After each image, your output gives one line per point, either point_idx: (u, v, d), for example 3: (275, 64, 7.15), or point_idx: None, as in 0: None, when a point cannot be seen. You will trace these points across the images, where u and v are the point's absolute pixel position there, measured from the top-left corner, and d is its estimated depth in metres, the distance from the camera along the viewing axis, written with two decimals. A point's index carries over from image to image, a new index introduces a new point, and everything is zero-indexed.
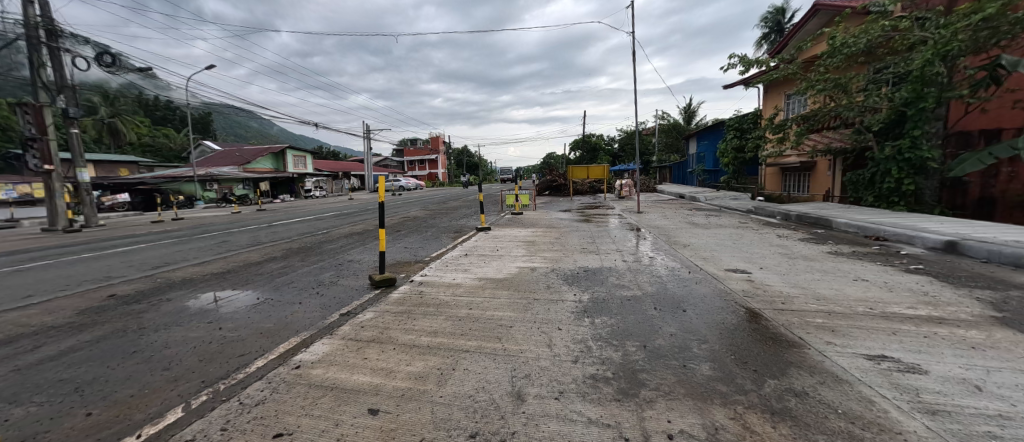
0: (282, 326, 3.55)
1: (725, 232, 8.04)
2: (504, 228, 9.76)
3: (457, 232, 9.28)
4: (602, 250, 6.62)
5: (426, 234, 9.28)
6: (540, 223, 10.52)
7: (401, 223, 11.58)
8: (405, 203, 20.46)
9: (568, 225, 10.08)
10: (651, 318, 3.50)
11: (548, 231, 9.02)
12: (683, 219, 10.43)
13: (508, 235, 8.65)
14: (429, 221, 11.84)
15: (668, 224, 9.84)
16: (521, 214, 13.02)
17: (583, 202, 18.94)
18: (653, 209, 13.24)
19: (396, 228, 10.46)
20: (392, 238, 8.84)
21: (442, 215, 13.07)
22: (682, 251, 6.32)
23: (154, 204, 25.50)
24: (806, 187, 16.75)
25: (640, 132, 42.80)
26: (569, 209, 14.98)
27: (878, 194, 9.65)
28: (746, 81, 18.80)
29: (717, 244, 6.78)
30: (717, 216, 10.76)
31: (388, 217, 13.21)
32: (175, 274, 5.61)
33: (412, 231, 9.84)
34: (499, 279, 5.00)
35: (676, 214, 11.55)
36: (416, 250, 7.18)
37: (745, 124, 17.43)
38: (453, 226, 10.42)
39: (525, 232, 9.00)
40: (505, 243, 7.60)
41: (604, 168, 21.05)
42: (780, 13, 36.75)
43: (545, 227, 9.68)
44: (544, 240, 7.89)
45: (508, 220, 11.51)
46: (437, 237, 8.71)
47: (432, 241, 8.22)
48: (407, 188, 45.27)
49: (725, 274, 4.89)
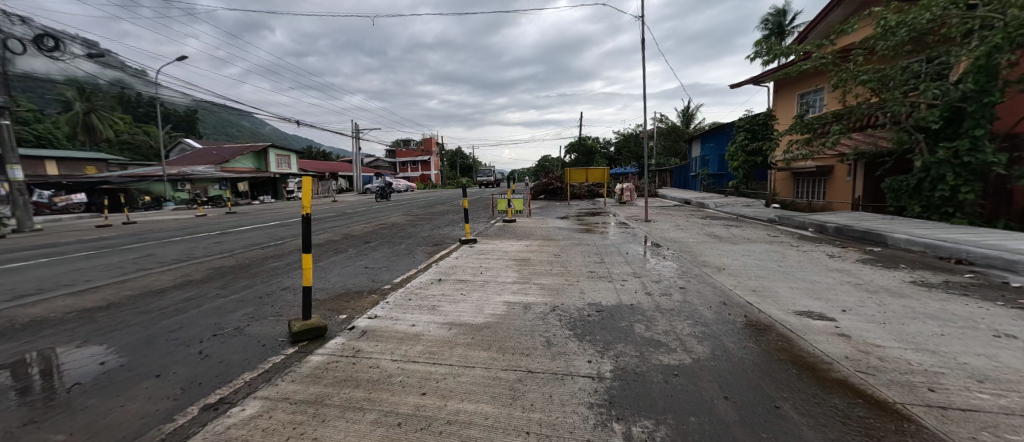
0: (78, 439, 1.99)
1: (759, 249, 6.64)
2: (493, 240, 8.24)
3: (436, 245, 7.76)
4: (614, 274, 5.16)
5: (399, 247, 7.73)
6: (536, 234, 9.03)
7: (375, 231, 10.03)
8: (390, 206, 18.98)
9: (568, 236, 8.62)
10: (732, 427, 1.99)
11: (546, 245, 7.55)
12: (701, 230, 9.01)
13: (498, 250, 7.15)
14: (408, 229, 10.35)
15: (685, 235, 8.41)
16: (513, 222, 11.58)
17: (582, 207, 17.61)
18: (662, 217, 11.84)
19: (366, 238, 8.90)
20: (356, 252, 7.29)
21: (424, 223, 11.59)
22: (721, 278, 4.87)
23: (117, 206, 23.60)
24: (822, 194, 15.57)
25: (638, 135, 41.77)
26: (567, 216, 13.60)
27: (928, 203, 8.30)
28: (757, 80, 17.60)
29: (758, 267, 5.37)
30: (739, 227, 9.39)
31: (363, 223, 11.66)
32: (27, 312, 4.01)
33: (384, 242, 8.28)
34: (478, 327, 3.49)
35: (690, 223, 10.17)
36: (377, 272, 5.63)
37: (756, 124, 16.18)
38: (434, 236, 8.90)
39: (518, 246, 7.51)
40: (492, 262, 6.11)
41: (603, 171, 19.65)
42: (782, 15, 35.95)
43: (542, 239, 8.20)
44: (541, 258, 6.41)
45: (498, 230, 10.00)
46: (410, 252, 7.17)
47: (403, 258, 6.66)
48: (397, 190, 43.76)
49: (799, 321, 3.42)
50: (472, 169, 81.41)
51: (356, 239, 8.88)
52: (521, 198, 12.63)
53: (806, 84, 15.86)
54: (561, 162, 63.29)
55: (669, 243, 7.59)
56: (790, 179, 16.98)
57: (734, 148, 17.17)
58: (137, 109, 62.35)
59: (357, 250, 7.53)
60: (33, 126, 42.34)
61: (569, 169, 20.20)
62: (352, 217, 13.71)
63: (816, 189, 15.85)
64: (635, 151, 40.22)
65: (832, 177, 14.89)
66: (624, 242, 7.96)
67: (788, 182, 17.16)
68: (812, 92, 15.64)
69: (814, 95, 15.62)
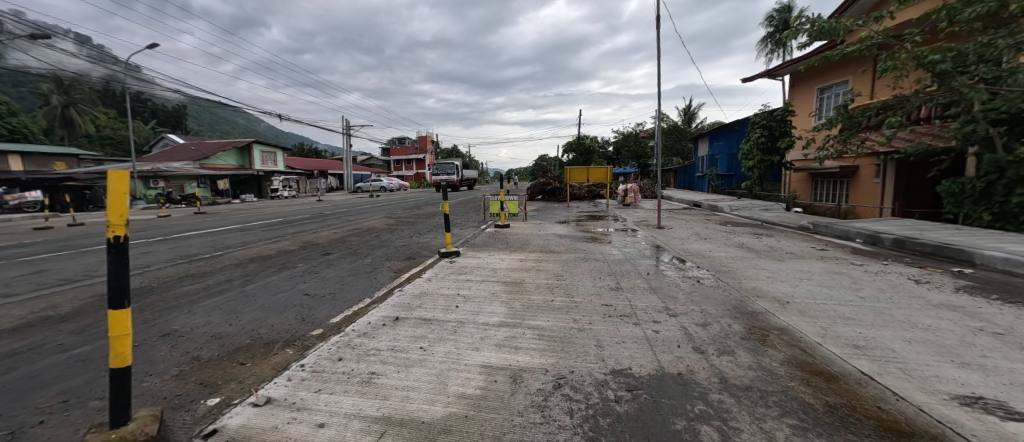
0: None
1: (815, 268, 5.22)
2: (480, 252, 6.78)
3: (409, 259, 6.30)
4: (639, 312, 3.71)
5: (363, 260, 6.27)
6: (532, 244, 7.61)
7: (344, 237, 8.58)
8: (375, 207, 17.55)
9: (570, 247, 7.21)
10: None
11: (545, 260, 6.12)
12: (728, 239, 7.62)
13: (485, 267, 5.71)
14: (384, 235, 8.91)
15: (712, 246, 6.98)
16: (507, 226, 10.20)
17: (582, 210, 16.28)
18: (675, 222, 10.47)
19: (329, 247, 7.41)
20: (306, 268, 5.79)
21: (405, 228, 10.16)
22: (793, 320, 3.42)
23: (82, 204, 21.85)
24: (844, 197, 14.41)
25: (638, 134, 40.59)
26: (567, 220, 12.24)
27: (1002, 210, 6.91)
28: (772, 72, 16.27)
29: (833, 300, 3.93)
30: (770, 235, 8.00)
31: (336, 227, 10.18)
32: None
33: (346, 254, 6.78)
34: (427, 430, 2.00)
35: (711, 231, 8.76)
36: (316, 303, 4.13)
37: (774, 121, 14.90)
38: (409, 246, 7.44)
39: (511, 261, 6.06)
40: (474, 287, 4.65)
41: (606, 170, 18.27)
42: (787, 12, 34.62)
43: (539, 252, 6.76)
44: (538, 280, 4.97)
45: (487, 238, 8.54)
46: (374, 269, 5.68)
47: (360, 278, 5.17)
48: (389, 189, 42.37)
49: (983, 426, 1.96)
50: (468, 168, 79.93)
51: (315, 248, 7.41)
52: (515, 200, 11.20)
53: (828, 77, 14.80)
54: (558, 162, 61.95)
55: (696, 257, 6.17)
56: (807, 180, 15.84)
57: (748, 147, 15.88)
58: (122, 103, 60.24)
59: (310, 264, 6.04)
60: (5, 119, 40.22)
61: (569, 168, 18.78)
62: (328, 220, 12.25)
63: (837, 191, 14.68)
64: (635, 151, 38.92)
65: (857, 178, 13.71)
66: (640, 254, 6.52)
67: (804, 183, 16.02)
68: (833, 86, 14.59)
69: (836, 90, 14.53)
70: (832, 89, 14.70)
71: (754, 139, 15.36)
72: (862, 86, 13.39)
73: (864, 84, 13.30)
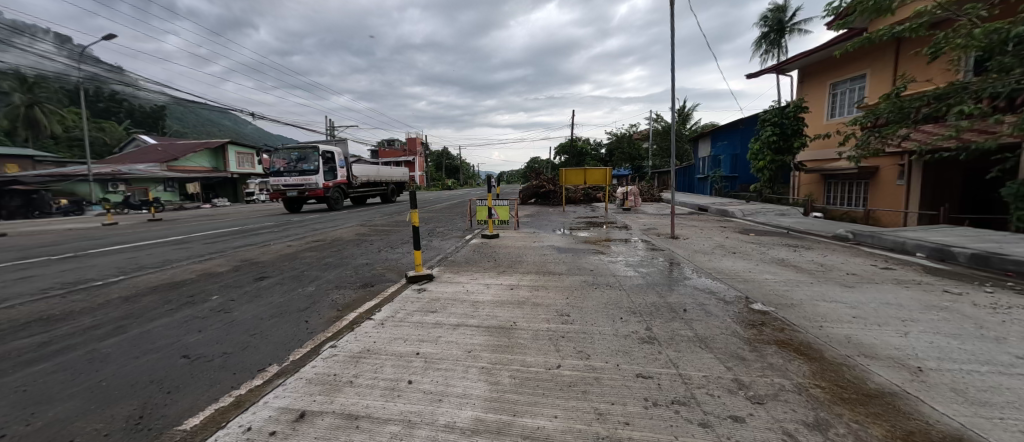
0: None
1: (905, 301, 3.87)
2: (460, 275, 5.33)
3: (366, 286, 4.81)
4: (700, 394, 2.28)
5: (304, 289, 4.74)
6: (526, 261, 6.17)
7: (297, 253, 7.04)
8: (355, 213, 16.06)
9: (574, 266, 5.80)
10: None
11: (544, 287, 4.69)
12: (762, 254, 6.31)
13: (462, 300, 4.23)
14: (349, 249, 7.46)
15: (749, 264, 5.66)
16: (497, 236, 8.81)
17: (580, 215, 15.02)
18: (688, 231, 9.16)
19: (270, 268, 5.87)
20: (220, 303, 4.25)
21: (378, 239, 8.68)
22: (969, 419, 2.01)
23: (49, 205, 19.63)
24: (862, 200, 13.34)
25: (632, 136, 39.69)
26: (566, 228, 10.90)
27: None
28: (780, 67, 15.83)
29: (987, 366, 2.55)
30: (810, 248, 6.72)
31: (294, 239, 8.61)
32: None
33: (287, 278, 5.25)
34: None
35: (736, 243, 7.45)
36: (189, 378, 2.61)
37: (786, 118, 13.91)
38: (371, 266, 5.93)
39: (500, 290, 4.62)
40: (440, 339, 3.17)
41: (604, 172, 16.97)
42: (781, 11, 33.84)
43: (536, 275, 5.32)
44: (535, 324, 3.51)
45: (471, 252, 7.07)
46: (314, 304, 4.16)
47: (284, 321, 3.64)
48: None
49: None
50: (459, 170, 78.37)
51: (253, 268, 5.87)
52: (506, 205, 9.73)
53: (841, 71, 13.82)
54: (551, 163, 60.77)
55: (736, 281, 4.78)
56: (819, 181, 14.78)
57: (758, 146, 14.84)
58: (96, 102, 57.15)
59: (231, 295, 4.51)
60: None
61: (564, 170, 17.38)
62: (293, 228, 10.68)
63: (853, 194, 13.65)
64: (629, 153, 37.82)
65: (877, 180, 12.65)
66: (664, 276, 5.11)
67: (816, 185, 14.96)
68: (848, 80, 13.60)
69: (848, 85, 13.65)
70: (844, 85, 13.81)
71: (765, 138, 14.32)
72: (880, 81, 12.41)
73: (883, 79, 12.32)
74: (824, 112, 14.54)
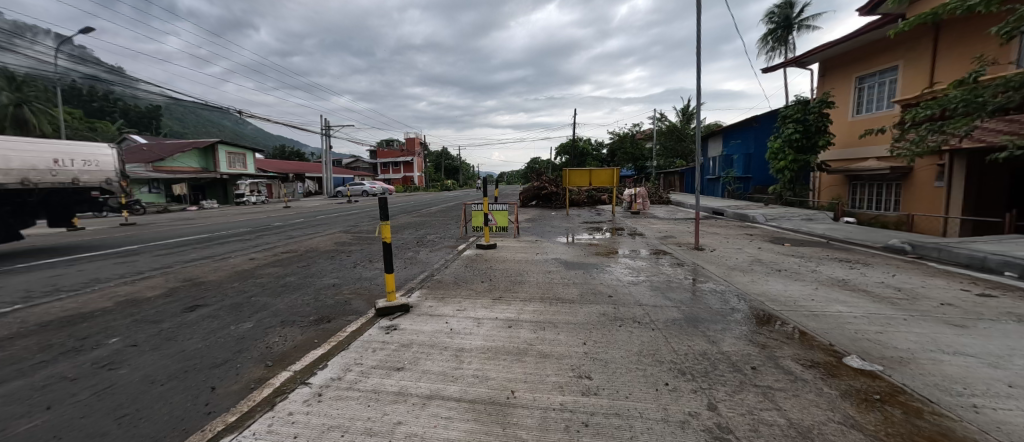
0: None
1: None
2: (445, 304, 4.20)
3: (319, 322, 3.68)
4: None
5: (237, 326, 3.62)
6: (528, 283, 5.03)
7: (255, 269, 5.90)
8: (343, 216, 14.97)
9: (588, 290, 4.66)
10: None
11: (553, 325, 3.55)
12: (814, 273, 5.19)
13: (441, 348, 3.10)
14: (320, 264, 6.34)
15: (806, 288, 4.53)
16: (496, 246, 7.71)
17: (585, 219, 13.92)
18: (713, 240, 8.02)
19: (211, 292, 4.73)
20: (114, 350, 3.11)
21: (358, 250, 7.57)
22: None
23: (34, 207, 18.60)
24: (894, 203, 12.22)
25: (635, 136, 38.54)
26: (572, 235, 9.81)
27: None
28: (799, 60, 14.80)
29: None
30: (869, 264, 5.59)
31: (261, 250, 7.47)
32: None
33: (224, 308, 4.12)
34: None
35: (775, 256, 6.32)
36: None
37: (811, 113, 12.88)
38: (337, 289, 4.80)
39: (495, 329, 3.50)
40: (396, 431, 2.02)
41: (610, 173, 15.84)
42: (789, 7, 32.47)
43: (543, 304, 4.19)
44: (544, 396, 2.38)
45: (462, 268, 5.95)
46: (238, 354, 3.02)
47: (180, 388, 2.50)
48: (373, 194, 39.68)
49: None
50: (458, 171, 77.33)
51: (190, 292, 4.72)
52: (505, 210, 8.75)
53: (869, 64, 12.80)
54: (552, 164, 59.49)
55: (803, 316, 3.65)
56: (843, 183, 13.68)
57: (779, 145, 13.80)
58: (88, 101, 55.91)
59: (136, 337, 3.37)
60: None
61: (568, 170, 16.25)
62: (267, 236, 9.55)
63: (883, 197, 12.53)
64: (632, 153, 36.61)
65: (912, 182, 11.54)
66: (707, 306, 3.97)
67: (840, 187, 13.85)
68: (876, 73, 12.58)
69: (876, 79, 12.67)
70: (870, 79, 12.84)
71: (786, 135, 13.26)
72: (914, 73, 11.38)
73: (918, 71, 11.29)
74: (848, 109, 13.49)
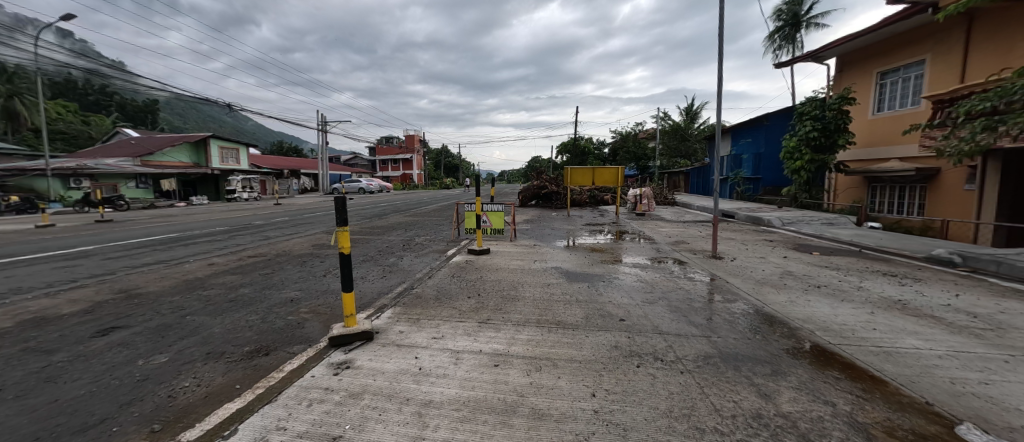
0: None
1: None
2: (418, 329, 3.40)
3: (253, 356, 2.87)
4: None
5: (146, 362, 2.80)
6: (522, 300, 4.23)
7: (208, 278, 5.09)
8: (331, 215, 14.16)
9: (593, 312, 3.85)
10: None
11: (551, 365, 2.75)
12: (862, 293, 4.38)
13: (399, 401, 2.29)
14: (286, 272, 5.53)
15: (861, 314, 3.71)
16: (489, 251, 6.93)
17: (587, 220, 13.12)
18: (731, 247, 7.21)
19: (142, 309, 3.92)
20: None
21: (335, 255, 6.76)
22: None
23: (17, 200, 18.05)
24: (918, 207, 11.39)
25: (637, 135, 37.62)
26: (573, 239, 9.01)
27: None
28: (815, 54, 13.97)
29: None
30: (921, 281, 4.79)
31: (227, 254, 6.67)
32: None
33: (143, 333, 3.30)
34: None
35: (807, 268, 5.50)
36: None
37: (830, 110, 12.13)
38: (294, 307, 4.00)
39: (476, 368, 2.70)
40: None
41: (614, 172, 15.01)
42: (797, 3, 31.35)
43: (538, 331, 3.39)
44: None
45: (448, 278, 5.15)
46: (122, 409, 2.21)
47: None
48: (369, 191, 38.90)
49: None
50: (458, 169, 76.55)
51: (114, 308, 3.90)
52: (500, 211, 7.99)
53: (892, 58, 11.96)
54: (552, 163, 58.64)
55: (874, 357, 2.82)
56: (860, 185, 12.89)
57: (794, 144, 13.04)
58: (83, 95, 55.11)
59: (5, 377, 2.57)
60: None
61: (571, 168, 15.43)
62: (241, 236, 8.76)
63: (905, 200, 11.73)
64: (635, 152, 35.74)
65: (938, 185, 10.73)
66: (745, 338, 3.16)
67: (857, 189, 13.06)
68: (900, 68, 11.75)
69: (898, 74, 11.86)
70: (891, 74, 12.04)
71: (803, 134, 12.50)
72: (944, 68, 10.50)
73: (947, 65, 10.41)
74: (869, 106, 12.67)
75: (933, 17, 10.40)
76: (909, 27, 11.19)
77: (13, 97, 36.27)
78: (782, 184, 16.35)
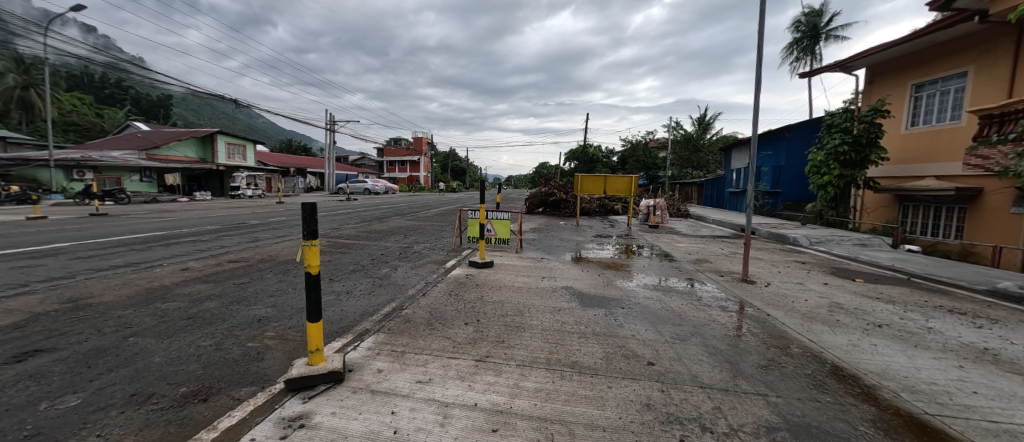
0: None
1: None
2: (400, 369, 2.74)
3: (185, 403, 2.23)
4: None
5: (49, 405, 2.14)
6: (529, 331, 3.58)
7: (174, 287, 4.51)
8: (331, 217, 13.62)
9: (614, 352, 3.17)
10: None
11: (567, 432, 2.04)
12: (936, 337, 3.66)
13: None
14: (259, 282, 4.90)
15: (949, 369, 2.99)
16: (492, 263, 6.24)
17: (597, 231, 12.40)
18: (760, 270, 6.49)
19: (82, 325, 3.33)
20: None
21: (323, 264, 6.17)
22: None
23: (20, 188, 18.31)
24: (956, 228, 10.44)
25: (646, 144, 37.09)
26: (584, 252, 8.30)
27: None
28: (844, 64, 13.24)
29: None
30: (1001, 323, 4.03)
31: (207, 257, 6.16)
32: None
33: (66, 360, 2.69)
34: None
35: (856, 301, 4.77)
36: None
37: (861, 124, 11.43)
38: (259, 331, 3.37)
39: (467, 434, 2.01)
40: None
41: (626, 179, 14.22)
42: (818, 15, 30.35)
43: (549, 377, 2.72)
44: None
45: (443, 298, 4.51)
46: None
47: None
48: (374, 192, 38.43)
49: None
50: (465, 173, 76.05)
51: (51, 323, 3.33)
52: (506, 220, 7.34)
53: (930, 70, 11.19)
54: (561, 171, 57.94)
55: (996, 440, 2.09)
56: (890, 203, 12.00)
57: (821, 158, 12.31)
58: (99, 88, 55.51)
59: None
60: None
61: (581, 176, 14.74)
62: (229, 237, 8.22)
63: (941, 221, 10.75)
64: (643, 162, 35.21)
65: (977, 206, 9.83)
66: (815, 401, 2.46)
67: (888, 207, 12.13)
68: (938, 80, 10.98)
69: (935, 87, 11.10)
70: (927, 87, 11.31)
71: (832, 147, 11.82)
72: (990, 79, 9.66)
73: (992, 77, 9.61)
74: (902, 120, 11.91)
75: (978, 25, 9.66)
76: (950, 36, 10.44)
77: (27, 88, 36.29)
78: (804, 199, 15.61)
